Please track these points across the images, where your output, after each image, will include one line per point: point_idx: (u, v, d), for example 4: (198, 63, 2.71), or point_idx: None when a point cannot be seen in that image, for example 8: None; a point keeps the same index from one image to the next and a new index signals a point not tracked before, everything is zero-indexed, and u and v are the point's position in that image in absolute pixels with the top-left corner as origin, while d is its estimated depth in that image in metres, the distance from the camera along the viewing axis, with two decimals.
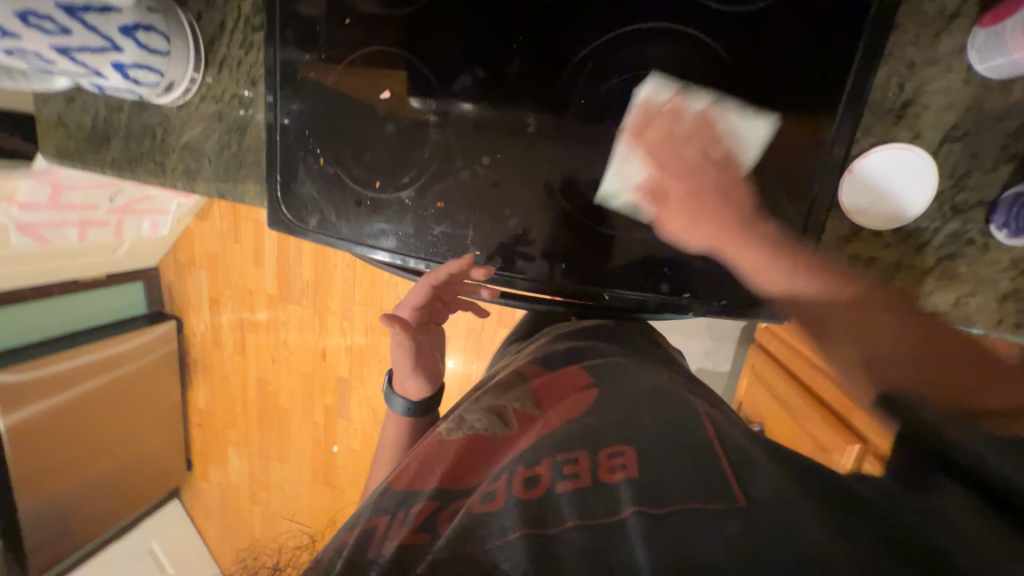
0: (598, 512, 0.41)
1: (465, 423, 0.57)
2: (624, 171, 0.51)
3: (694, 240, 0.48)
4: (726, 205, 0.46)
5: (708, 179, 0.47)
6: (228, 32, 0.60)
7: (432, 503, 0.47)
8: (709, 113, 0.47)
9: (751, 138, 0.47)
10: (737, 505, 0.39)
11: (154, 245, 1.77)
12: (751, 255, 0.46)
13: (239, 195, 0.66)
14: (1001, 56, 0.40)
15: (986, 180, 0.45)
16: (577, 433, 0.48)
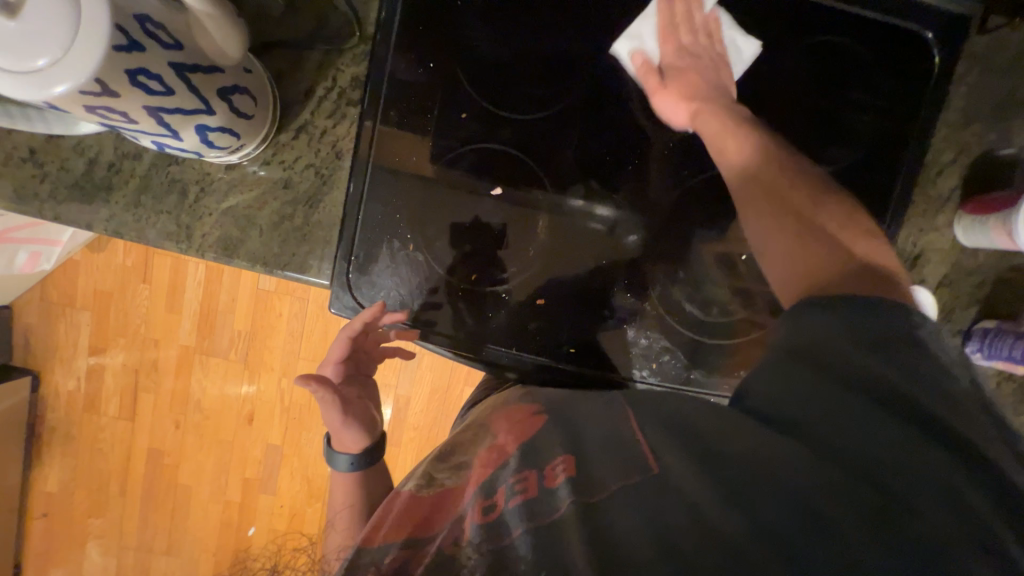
0: (544, 515, 0.41)
1: (436, 480, 0.53)
2: (638, 39, 0.56)
3: (676, 113, 0.55)
4: (708, 86, 0.55)
5: (700, 68, 0.56)
6: (317, 101, 0.55)
7: (407, 551, 0.41)
8: (718, 15, 0.56)
9: (748, 49, 0.56)
10: (648, 472, 0.43)
11: (20, 279, 1.37)
12: (719, 132, 0.53)
13: (294, 271, 0.57)
14: (980, 235, 0.56)
15: (964, 316, 0.61)
16: (527, 456, 0.50)
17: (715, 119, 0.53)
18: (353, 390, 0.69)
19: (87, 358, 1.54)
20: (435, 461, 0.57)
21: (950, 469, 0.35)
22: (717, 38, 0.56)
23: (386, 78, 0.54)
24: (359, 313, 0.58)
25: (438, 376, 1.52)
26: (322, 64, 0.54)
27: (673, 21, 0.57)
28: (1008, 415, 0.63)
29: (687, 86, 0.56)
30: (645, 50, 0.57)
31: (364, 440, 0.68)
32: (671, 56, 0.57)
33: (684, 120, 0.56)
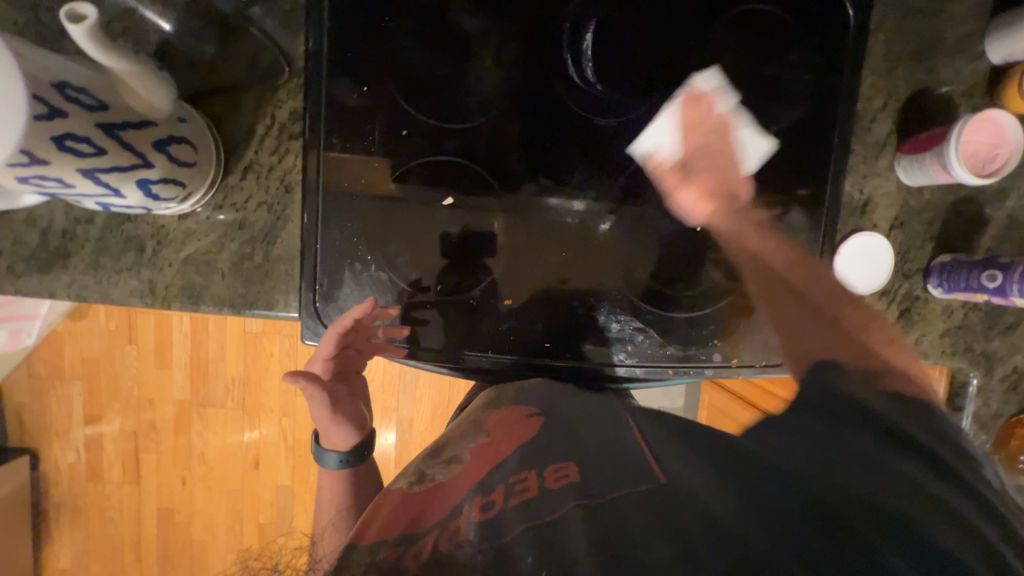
0: (542, 515, 0.44)
1: (427, 477, 0.54)
2: (660, 138, 0.58)
3: (693, 215, 0.59)
4: (722, 188, 0.60)
5: (710, 163, 0.59)
6: (259, 139, 0.55)
7: (397, 549, 0.41)
8: (732, 112, 0.57)
9: (761, 149, 0.59)
10: (655, 482, 0.47)
11: (4, 359, 1.35)
12: (738, 223, 0.58)
13: (262, 309, 0.58)
14: (920, 173, 0.58)
15: (921, 254, 0.63)
16: (525, 457, 0.53)
17: (738, 221, 0.58)
18: (342, 387, 0.68)
19: (84, 428, 1.53)
20: (426, 457, 0.60)
21: (927, 480, 0.40)
22: (732, 133, 0.58)
23: (323, 107, 0.55)
24: (347, 312, 0.57)
25: (438, 391, 1.52)
26: (259, 102, 0.55)
27: (693, 121, 0.57)
28: (979, 343, 0.65)
29: (711, 185, 0.60)
30: (663, 151, 0.59)
31: (356, 435, 0.69)
32: (694, 159, 0.59)
33: (698, 217, 0.59)
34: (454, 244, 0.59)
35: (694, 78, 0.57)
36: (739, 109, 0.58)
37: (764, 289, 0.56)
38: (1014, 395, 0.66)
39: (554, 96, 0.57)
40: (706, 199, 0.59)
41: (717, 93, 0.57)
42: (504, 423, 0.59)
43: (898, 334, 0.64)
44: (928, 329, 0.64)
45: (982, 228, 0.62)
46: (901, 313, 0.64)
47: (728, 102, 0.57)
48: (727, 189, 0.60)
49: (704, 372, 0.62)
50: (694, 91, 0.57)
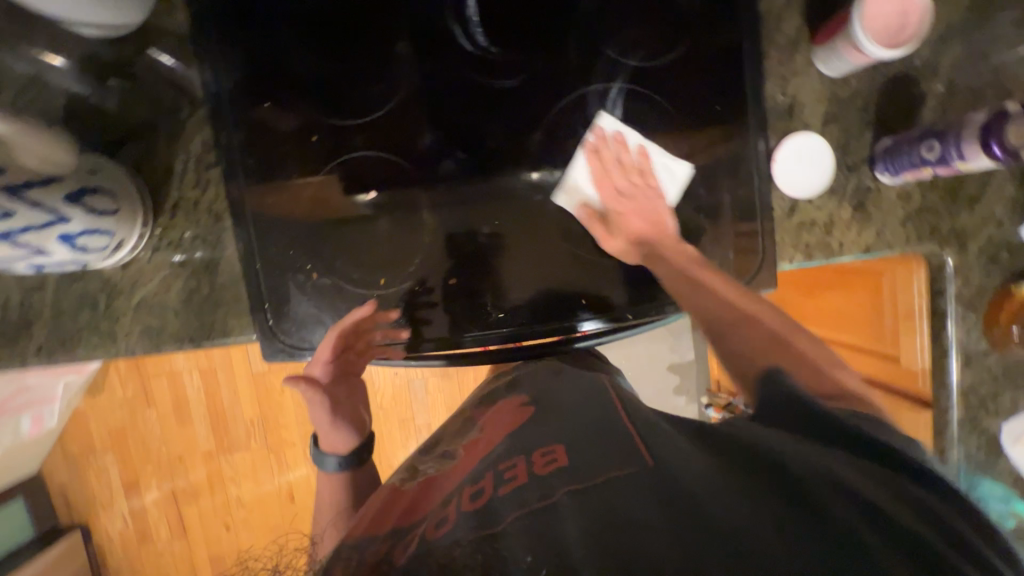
0: (535, 499, 0.45)
1: (419, 473, 0.56)
2: (575, 174, 0.60)
3: (627, 256, 0.60)
4: (650, 225, 0.61)
5: (636, 204, 0.62)
6: (179, 176, 0.57)
7: (387, 543, 0.41)
8: (639, 146, 0.59)
9: (678, 174, 0.60)
10: (643, 465, 0.46)
11: (36, 444, 1.42)
12: (679, 279, 0.57)
13: (220, 338, 0.59)
14: (838, 61, 0.56)
15: (862, 144, 0.61)
16: (513, 446, 0.55)
17: (663, 251, 0.60)
18: (342, 388, 0.68)
19: (125, 495, 1.59)
20: (420, 454, 0.64)
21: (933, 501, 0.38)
22: (646, 165, 0.60)
23: (233, 131, 0.56)
24: (347, 316, 0.59)
25: (449, 393, 1.54)
26: (172, 141, 0.57)
27: (604, 168, 0.60)
28: (945, 222, 0.62)
29: (636, 233, 0.61)
30: (588, 199, 0.61)
31: (354, 439, 0.71)
32: (614, 209, 0.62)
33: (633, 258, 0.60)
34: (425, 239, 0.59)
35: (598, 119, 0.59)
36: (649, 143, 0.60)
37: (713, 322, 0.56)
38: (995, 266, 0.63)
39: (451, 69, 0.57)
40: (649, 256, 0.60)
41: (621, 132, 0.59)
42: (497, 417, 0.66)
43: (858, 231, 0.62)
44: (889, 219, 0.62)
45: (919, 103, 0.60)
46: (855, 209, 0.62)
47: (633, 137, 0.60)
48: (658, 237, 0.61)
49: (668, 310, 0.61)
50: (598, 135, 0.59)
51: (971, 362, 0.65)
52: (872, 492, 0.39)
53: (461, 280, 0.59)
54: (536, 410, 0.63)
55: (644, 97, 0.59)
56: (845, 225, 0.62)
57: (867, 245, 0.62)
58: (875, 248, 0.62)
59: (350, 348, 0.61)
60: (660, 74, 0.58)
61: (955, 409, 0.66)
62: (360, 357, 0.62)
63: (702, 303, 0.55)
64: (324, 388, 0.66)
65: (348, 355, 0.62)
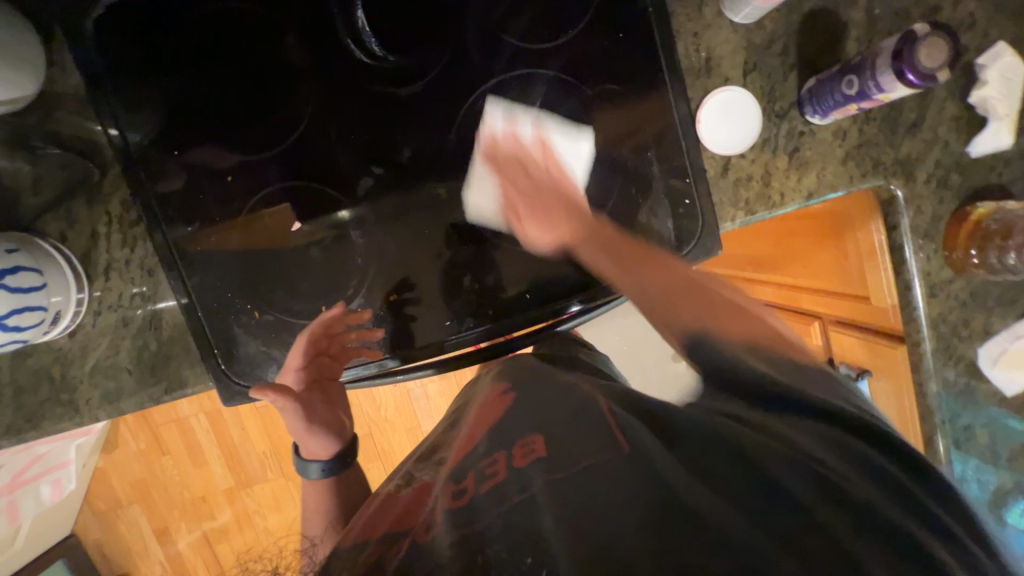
0: (513, 492, 0.43)
1: (415, 478, 0.55)
2: (481, 193, 0.58)
3: (547, 240, 0.57)
4: (558, 203, 0.57)
5: (544, 190, 0.58)
6: (104, 238, 0.57)
7: (380, 548, 0.40)
8: (537, 132, 0.57)
9: (583, 149, 0.57)
10: (620, 450, 0.44)
11: (62, 508, 1.46)
12: (602, 260, 0.54)
13: (178, 389, 0.60)
14: (747, 6, 0.54)
15: (788, 88, 0.58)
16: (498, 439, 0.53)
17: (580, 239, 0.56)
18: (318, 395, 0.66)
19: (158, 541, 1.64)
20: (415, 461, 0.62)
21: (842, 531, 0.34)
22: (551, 154, 0.57)
23: (146, 186, 0.56)
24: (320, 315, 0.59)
25: (449, 396, 1.55)
26: (90, 206, 0.57)
27: (507, 170, 0.58)
28: (888, 154, 0.60)
29: (546, 215, 0.57)
30: (486, 208, 0.58)
31: (334, 445, 0.69)
32: (522, 203, 0.58)
33: (552, 240, 0.57)
34: (358, 261, 0.58)
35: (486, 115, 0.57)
36: (539, 120, 0.57)
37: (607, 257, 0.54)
38: (946, 191, 0.61)
39: (352, 84, 0.56)
40: (535, 221, 0.57)
41: (512, 123, 0.57)
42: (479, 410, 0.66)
43: (797, 180, 0.60)
44: (827, 161, 0.60)
45: (842, 36, 0.57)
46: (791, 155, 0.60)
47: (529, 127, 0.57)
48: (569, 208, 0.57)
49: (616, 289, 0.60)
50: (487, 126, 0.57)
51: (936, 293, 0.64)
52: (819, 463, 0.39)
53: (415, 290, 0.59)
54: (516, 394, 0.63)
55: (554, 78, 0.57)
56: (783, 175, 0.60)
57: (809, 191, 0.60)
58: (817, 193, 0.60)
59: (324, 349, 0.60)
60: (567, 51, 0.56)
61: (928, 342, 0.65)
62: (334, 360, 0.61)
63: (605, 252, 0.54)
64: (297, 398, 0.63)
65: (323, 357, 0.61)
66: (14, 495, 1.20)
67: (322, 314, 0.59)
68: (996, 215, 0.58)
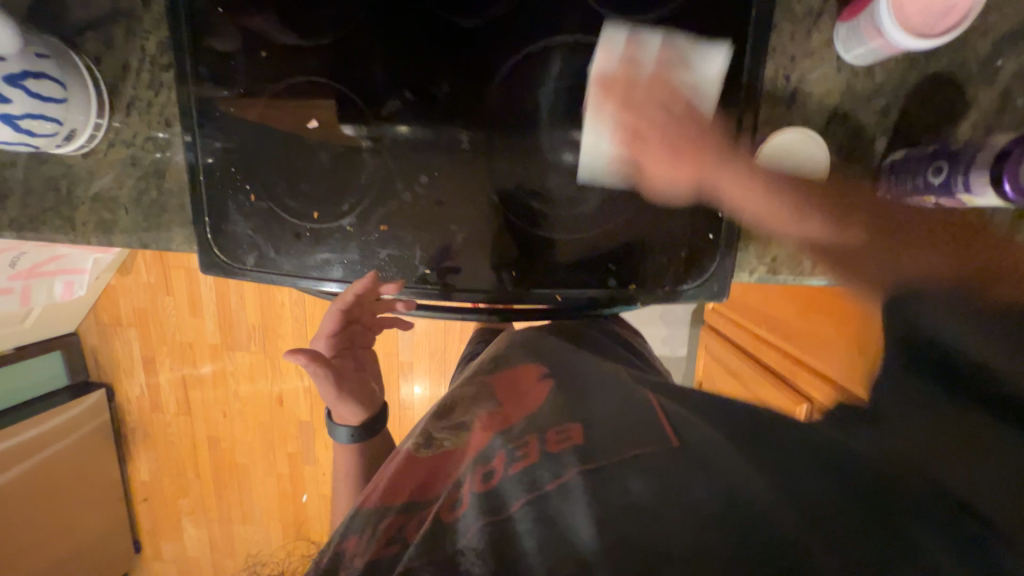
0: (545, 482, 0.44)
1: (433, 441, 0.55)
2: (595, 138, 0.51)
3: (680, 178, 0.51)
4: (696, 133, 0.50)
5: (681, 131, 0.50)
6: (134, 73, 0.57)
7: (401, 517, 0.45)
8: (664, 58, 0.48)
9: (712, 70, 0.49)
10: (667, 445, 0.45)
11: (69, 308, 1.60)
12: (752, 197, 0.49)
13: (165, 241, 0.62)
14: (862, 46, 0.46)
15: (869, 153, 0.51)
16: (529, 424, 0.53)
17: (729, 179, 0.50)
18: (348, 360, 0.71)
19: (143, 367, 1.78)
20: (435, 419, 0.60)
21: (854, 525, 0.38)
22: (677, 103, 0.49)
23: (185, 33, 0.55)
24: (352, 285, 0.59)
25: (433, 338, 1.56)
26: (129, 36, 0.57)
27: (631, 99, 0.49)
28: None
29: (677, 136, 0.50)
30: (604, 70, 0.48)
31: (365, 412, 0.72)
32: (638, 95, 0.48)
33: (687, 179, 0.51)
34: (361, 180, 0.57)
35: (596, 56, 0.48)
36: (667, 35, 0.48)
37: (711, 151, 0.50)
38: None
39: None
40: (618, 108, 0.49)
41: (633, 48, 0.48)
42: (512, 394, 0.61)
43: None
44: None
45: (959, 114, 0.49)
46: None
47: (653, 51, 0.48)
48: (654, 83, 0.48)
49: (606, 297, 0.57)
50: (605, 64, 0.48)
51: None
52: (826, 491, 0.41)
53: (437, 236, 0.57)
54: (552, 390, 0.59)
55: None
56: None
57: None
58: None
59: (355, 316, 0.66)
60: None
61: None
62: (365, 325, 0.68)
63: (728, 185, 0.50)
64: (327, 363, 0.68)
65: (355, 325, 0.68)
66: (30, 282, 1.30)
67: (311, 220, 0.58)
68: None
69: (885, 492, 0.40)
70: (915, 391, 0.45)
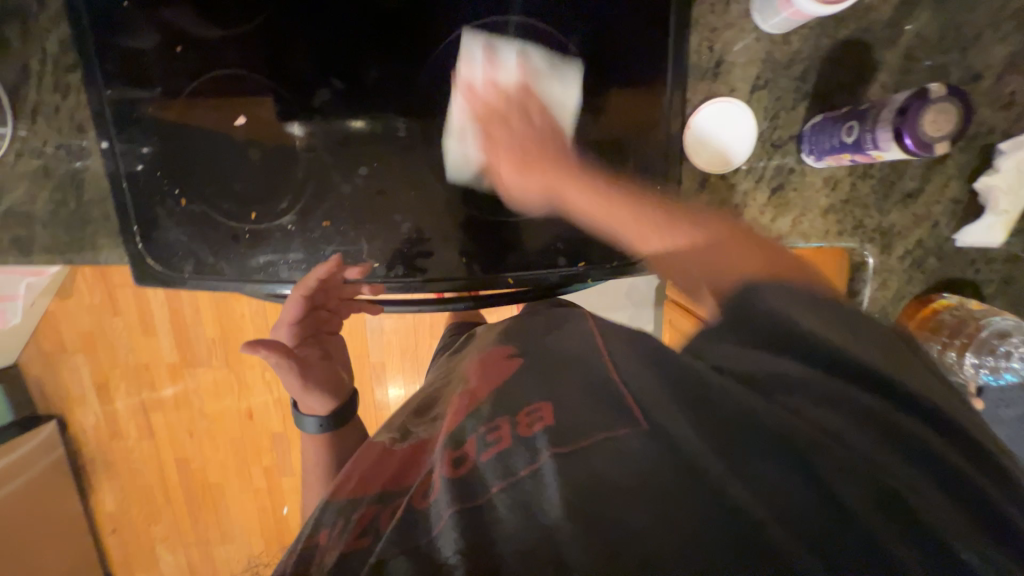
0: (520, 467, 0.39)
1: (411, 435, 0.56)
2: (461, 146, 0.54)
3: (534, 190, 0.52)
4: (540, 125, 0.52)
5: (532, 134, 0.52)
6: (37, 77, 0.53)
7: (373, 508, 0.44)
8: (522, 65, 0.51)
9: (569, 74, 0.52)
10: (637, 427, 0.39)
11: (5, 338, 1.49)
12: (580, 195, 0.49)
13: (92, 255, 0.58)
14: (777, 14, 0.48)
15: (792, 118, 0.54)
16: (501, 403, 0.48)
17: (569, 184, 0.50)
18: (313, 348, 0.70)
19: (96, 394, 1.68)
20: (413, 414, 0.62)
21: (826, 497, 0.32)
22: (534, 103, 0.52)
23: (87, 29, 0.51)
24: (312, 272, 0.58)
25: (403, 336, 1.55)
26: (26, 36, 0.52)
27: (491, 116, 0.52)
28: (873, 218, 0.56)
29: (524, 143, 0.52)
30: (471, 155, 0.54)
31: (331, 402, 0.70)
32: (501, 145, 0.52)
33: (541, 199, 0.53)
34: (297, 176, 0.55)
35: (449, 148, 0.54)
36: (522, 49, 0.51)
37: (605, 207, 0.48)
38: (917, 273, 0.58)
39: None
40: (505, 164, 0.52)
41: (490, 66, 0.51)
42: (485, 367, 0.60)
43: (770, 219, 0.56)
44: (808, 209, 0.56)
45: (869, 76, 0.52)
46: (773, 192, 0.56)
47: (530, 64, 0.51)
48: (511, 126, 0.52)
49: (557, 276, 0.57)
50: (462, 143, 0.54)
51: None
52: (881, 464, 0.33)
53: (383, 228, 0.56)
54: (524, 363, 0.56)
55: (547, 36, 0.52)
56: (759, 210, 0.56)
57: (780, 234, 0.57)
58: (786, 239, 0.57)
59: (320, 303, 0.64)
60: (569, 9, 0.51)
61: None
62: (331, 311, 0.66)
63: (608, 209, 0.48)
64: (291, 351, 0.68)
65: (319, 311, 0.67)
66: None
67: (248, 221, 0.56)
68: (955, 310, 0.55)
69: (880, 479, 0.32)
70: (873, 354, 0.36)
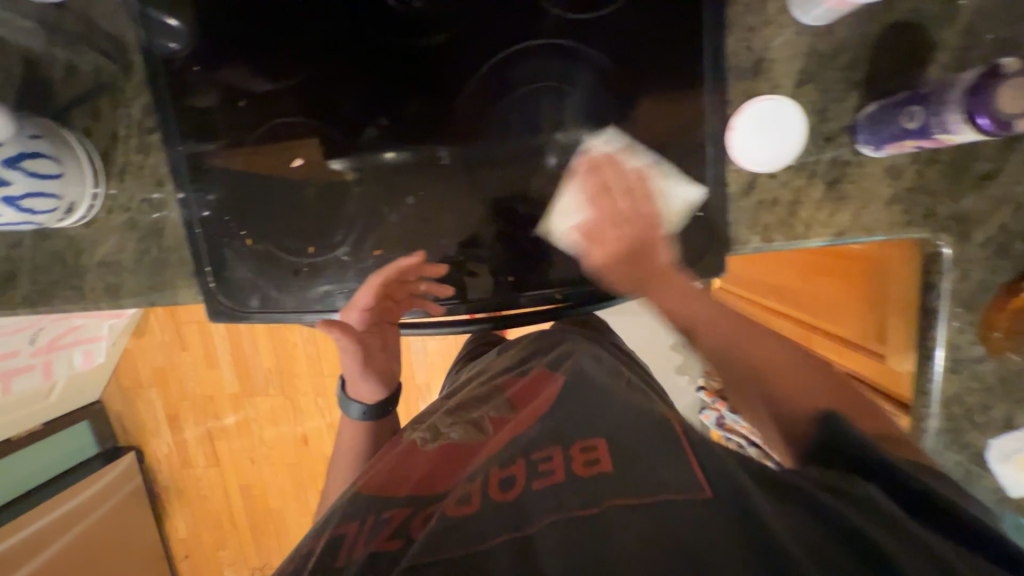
0: (574, 505, 0.38)
1: (441, 435, 0.56)
2: (563, 207, 0.55)
3: (620, 280, 0.54)
4: (647, 249, 0.53)
5: (640, 247, 0.53)
6: (123, 140, 0.60)
7: (406, 510, 0.42)
8: (647, 168, 0.53)
9: (686, 198, 0.54)
10: (703, 493, 0.36)
11: (91, 376, 1.63)
12: (664, 298, 0.53)
13: (170, 296, 0.64)
14: (819, 6, 0.47)
15: (843, 109, 0.51)
16: (553, 431, 0.47)
17: (655, 286, 0.53)
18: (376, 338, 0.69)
19: (168, 425, 1.80)
20: (444, 415, 0.62)
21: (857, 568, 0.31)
22: (630, 173, 0.53)
23: (164, 94, 0.57)
24: (394, 264, 0.59)
25: (447, 357, 1.57)
26: (115, 106, 0.59)
27: (601, 192, 0.53)
28: (944, 206, 0.52)
29: (624, 248, 0.53)
30: (576, 220, 0.54)
31: (382, 392, 0.75)
32: (608, 226, 0.53)
33: (627, 285, 0.55)
34: (350, 210, 0.58)
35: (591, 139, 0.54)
36: (656, 162, 0.54)
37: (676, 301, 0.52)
38: (1005, 261, 0.52)
39: (372, 20, 0.53)
40: (605, 252, 0.53)
41: (618, 153, 0.53)
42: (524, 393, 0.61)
43: (828, 215, 0.54)
44: (869, 201, 0.53)
45: (927, 57, 0.49)
46: (828, 186, 0.53)
47: (642, 158, 0.54)
48: (601, 167, 0.53)
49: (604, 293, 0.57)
50: (589, 156, 0.53)
51: (959, 370, 0.56)
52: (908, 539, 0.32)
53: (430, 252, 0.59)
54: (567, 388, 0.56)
55: (581, 54, 0.53)
56: (814, 206, 0.54)
57: (840, 230, 0.54)
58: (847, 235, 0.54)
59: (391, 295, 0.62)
60: (601, 26, 0.52)
61: (934, 421, 0.58)
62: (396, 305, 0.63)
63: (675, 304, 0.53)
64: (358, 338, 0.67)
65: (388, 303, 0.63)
66: (50, 355, 1.34)
67: (308, 254, 0.59)
68: None
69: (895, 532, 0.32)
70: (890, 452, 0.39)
